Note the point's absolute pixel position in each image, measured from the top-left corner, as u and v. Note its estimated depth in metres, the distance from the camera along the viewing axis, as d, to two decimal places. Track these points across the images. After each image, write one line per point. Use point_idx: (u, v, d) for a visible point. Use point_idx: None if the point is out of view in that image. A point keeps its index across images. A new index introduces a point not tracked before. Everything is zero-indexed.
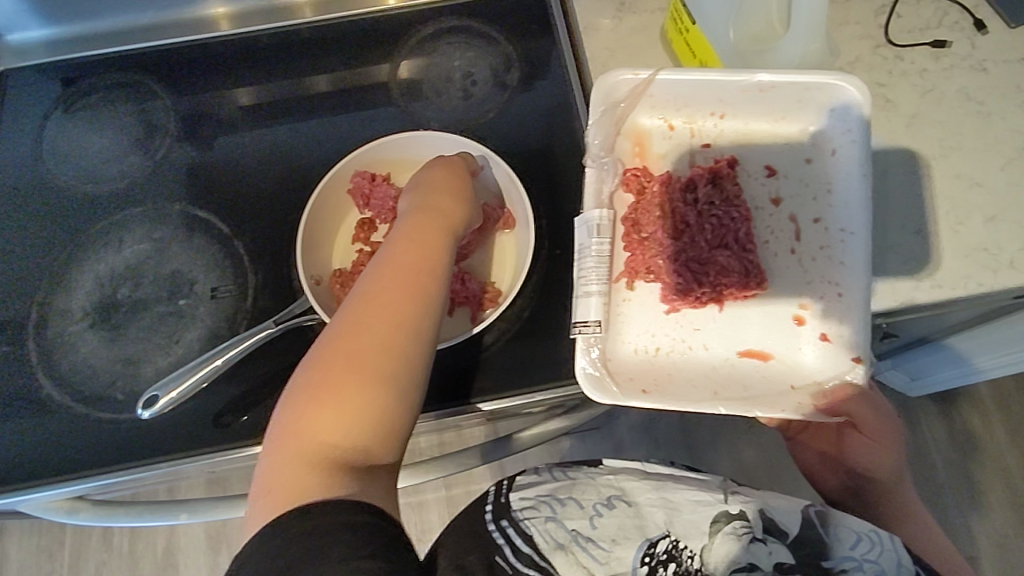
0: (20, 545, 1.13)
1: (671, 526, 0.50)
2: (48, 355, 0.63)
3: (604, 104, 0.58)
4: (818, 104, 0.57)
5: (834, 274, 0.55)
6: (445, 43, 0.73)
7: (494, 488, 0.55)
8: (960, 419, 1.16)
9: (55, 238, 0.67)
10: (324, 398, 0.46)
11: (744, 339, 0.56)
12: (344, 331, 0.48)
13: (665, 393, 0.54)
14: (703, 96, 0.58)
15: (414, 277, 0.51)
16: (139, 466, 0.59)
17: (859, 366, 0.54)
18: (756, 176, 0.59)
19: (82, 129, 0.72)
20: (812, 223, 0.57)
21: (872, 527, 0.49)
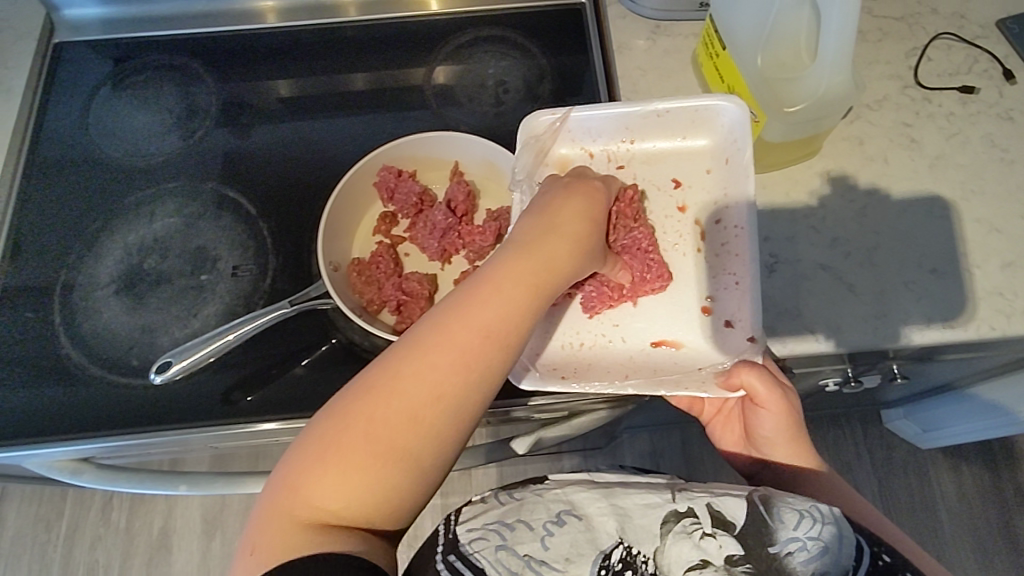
0: (19, 512, 1.14)
1: (624, 533, 0.43)
2: (71, 316, 0.65)
3: (526, 142, 0.59)
4: (708, 119, 0.59)
5: (731, 266, 0.57)
6: (482, 51, 0.76)
7: (443, 525, 0.47)
8: (970, 474, 1.13)
9: (92, 206, 0.70)
10: (344, 452, 0.41)
11: (655, 328, 0.58)
12: (387, 383, 0.42)
13: (584, 378, 0.55)
14: (611, 126, 0.60)
15: (488, 346, 0.44)
16: (143, 432, 0.60)
17: (755, 346, 0.53)
18: (664, 188, 0.61)
19: (129, 106, 0.75)
20: (713, 223, 0.59)
21: (811, 503, 0.44)
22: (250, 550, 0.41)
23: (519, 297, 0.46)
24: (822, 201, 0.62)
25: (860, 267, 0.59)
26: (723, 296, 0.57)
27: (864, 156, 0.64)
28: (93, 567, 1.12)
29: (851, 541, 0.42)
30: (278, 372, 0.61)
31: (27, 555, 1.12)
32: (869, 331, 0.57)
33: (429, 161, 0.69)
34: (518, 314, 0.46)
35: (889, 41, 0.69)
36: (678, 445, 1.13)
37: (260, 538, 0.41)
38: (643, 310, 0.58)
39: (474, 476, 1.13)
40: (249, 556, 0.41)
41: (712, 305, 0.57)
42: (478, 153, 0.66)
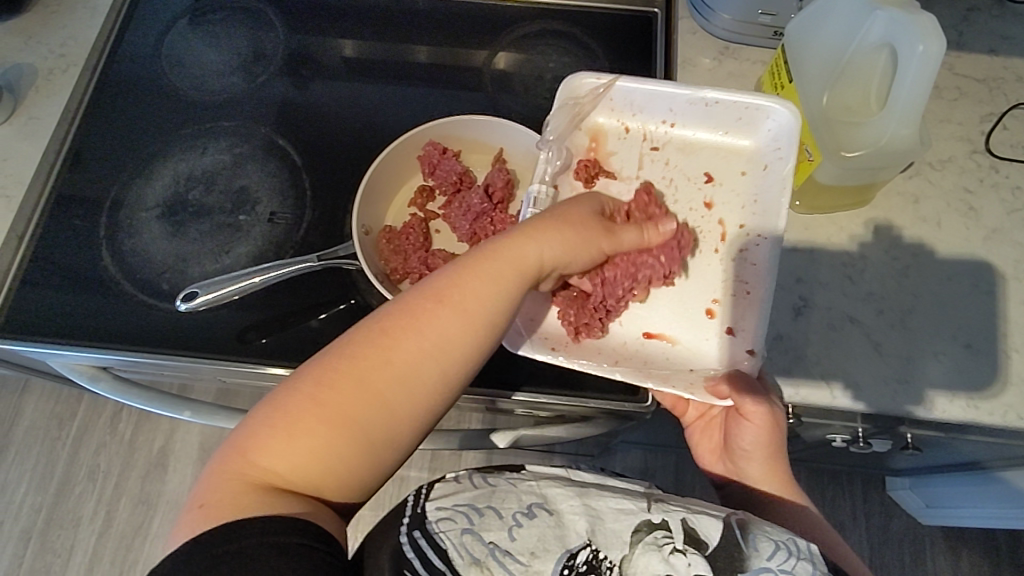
0: (35, 405, 1.20)
1: (593, 535, 0.43)
2: (115, 231, 0.68)
3: (565, 100, 0.59)
4: (757, 121, 0.59)
5: (744, 274, 0.58)
6: (547, 44, 0.76)
7: (411, 495, 0.47)
8: (968, 558, 1.10)
9: (151, 130, 0.73)
10: (302, 420, 0.44)
11: (652, 320, 0.58)
12: (358, 359, 0.45)
13: (574, 353, 0.55)
14: (655, 104, 0.60)
15: (461, 336, 0.47)
16: (161, 353, 0.62)
17: (752, 358, 0.54)
18: (693, 180, 0.61)
19: (201, 41, 0.78)
20: (737, 228, 0.59)
21: (789, 536, 0.44)
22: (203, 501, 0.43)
23: (488, 300, 0.48)
24: (863, 254, 0.61)
25: (890, 327, 0.58)
26: (731, 303, 0.57)
27: (916, 215, 0.62)
28: (93, 470, 1.17)
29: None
30: (296, 321, 0.63)
31: (36, 447, 1.18)
32: (887, 393, 0.56)
33: (475, 143, 0.69)
34: (487, 314, 0.48)
35: (966, 102, 0.66)
36: (671, 470, 1.12)
37: (214, 491, 0.43)
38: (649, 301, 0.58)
39: (465, 458, 1.14)
40: (202, 507, 0.43)
41: (718, 310, 0.58)
42: (524, 145, 0.67)
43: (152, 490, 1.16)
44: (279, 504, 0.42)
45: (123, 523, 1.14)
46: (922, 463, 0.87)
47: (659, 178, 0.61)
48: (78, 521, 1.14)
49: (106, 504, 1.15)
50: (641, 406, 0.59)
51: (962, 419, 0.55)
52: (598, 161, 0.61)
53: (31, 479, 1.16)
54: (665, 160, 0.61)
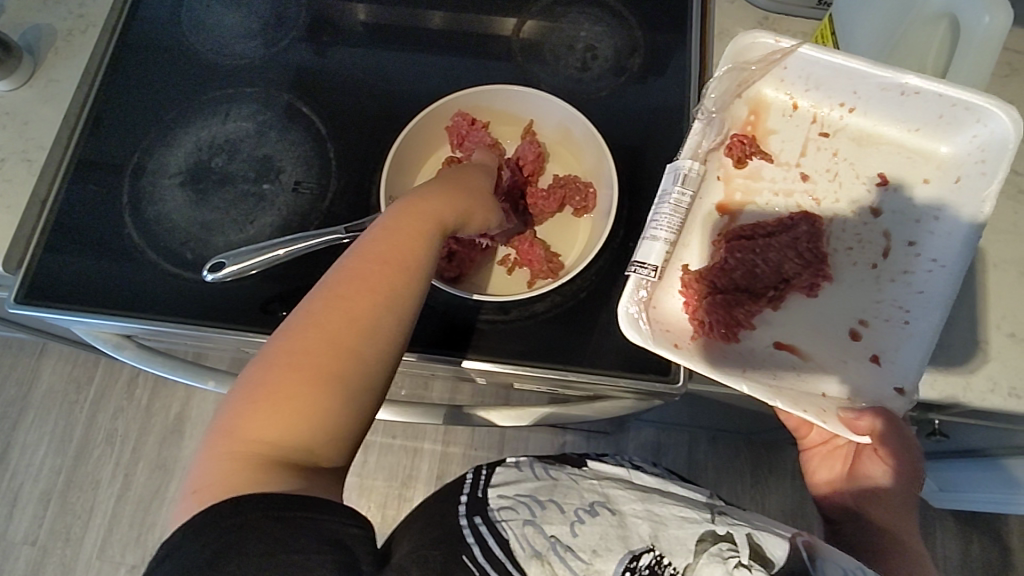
0: (53, 369, 1.21)
1: (655, 540, 0.45)
2: (137, 199, 0.67)
3: (734, 64, 0.55)
4: (961, 125, 0.53)
5: (905, 300, 0.53)
6: (578, 12, 0.73)
7: (472, 478, 0.53)
8: (979, 542, 1.10)
9: (172, 94, 0.71)
10: (266, 397, 0.42)
11: (782, 330, 0.54)
12: (302, 329, 0.44)
13: (696, 353, 0.52)
14: (842, 83, 0.55)
15: (389, 274, 0.47)
16: (185, 323, 0.62)
17: (900, 397, 0.51)
18: (864, 180, 0.56)
19: (220, 2, 0.76)
20: (905, 245, 0.54)
21: (860, 567, 0.44)
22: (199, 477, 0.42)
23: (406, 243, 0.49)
24: None
25: None
26: (881, 327, 0.53)
27: None
28: (111, 434, 1.18)
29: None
30: None
31: (55, 410, 1.20)
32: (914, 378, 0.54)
33: (503, 113, 0.67)
34: (410, 255, 0.48)
35: (1016, 80, 0.63)
36: (683, 448, 1.12)
37: (205, 474, 0.41)
38: (786, 314, 0.55)
39: (478, 432, 1.15)
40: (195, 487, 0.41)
41: (865, 332, 0.53)
42: (555, 117, 0.65)
43: (170, 455, 1.17)
44: (268, 479, 0.40)
45: (142, 486, 1.16)
46: (940, 449, 0.87)
47: (823, 169, 0.57)
48: (97, 484, 1.16)
49: (124, 467, 1.17)
50: (672, 387, 0.58)
51: (1003, 409, 0.54)
52: (755, 138, 0.57)
53: (50, 441, 1.18)
54: (834, 150, 0.57)
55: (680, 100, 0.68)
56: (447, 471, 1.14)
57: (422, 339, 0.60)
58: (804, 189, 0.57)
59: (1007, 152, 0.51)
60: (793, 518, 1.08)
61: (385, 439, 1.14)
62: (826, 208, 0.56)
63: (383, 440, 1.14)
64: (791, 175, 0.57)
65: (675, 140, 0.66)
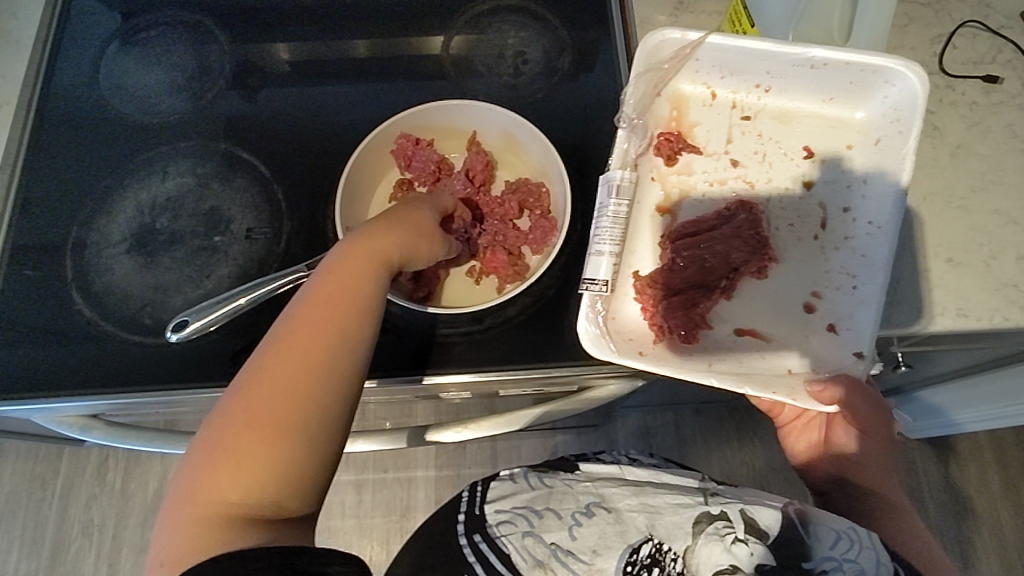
0: (13, 469, 1.15)
1: (653, 530, 0.45)
2: (83, 272, 0.64)
3: (647, 65, 0.57)
4: (870, 88, 0.56)
5: (852, 267, 0.56)
6: (501, 21, 0.75)
7: (470, 496, 0.54)
8: (956, 464, 1.16)
9: (104, 161, 0.69)
10: (228, 455, 0.41)
11: (741, 319, 0.57)
12: (260, 381, 0.43)
13: (661, 356, 0.54)
14: (753, 67, 0.57)
15: (337, 314, 0.46)
16: (155, 390, 0.60)
17: (860, 362, 0.53)
18: (792, 156, 0.59)
19: (140, 61, 0.74)
20: (840, 213, 0.57)
21: (851, 525, 0.42)
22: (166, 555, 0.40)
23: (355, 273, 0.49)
24: None
25: None
26: (833, 296, 0.56)
27: None
28: (88, 525, 1.13)
29: (890, 570, 0.39)
30: None
31: (22, 512, 1.13)
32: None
33: (446, 129, 0.68)
34: (358, 293, 0.48)
35: (915, 27, 0.68)
36: (670, 428, 1.15)
37: (172, 543, 0.40)
38: (741, 302, 0.57)
39: (468, 449, 1.14)
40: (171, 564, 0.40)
41: (818, 304, 0.56)
42: (497, 125, 0.66)
43: (153, 535, 1.12)
44: (235, 539, 0.39)
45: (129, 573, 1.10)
46: (906, 381, 0.91)
47: (751, 153, 0.59)
48: None
49: (107, 558, 1.11)
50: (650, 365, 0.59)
51: (956, 330, 0.57)
52: (681, 132, 0.60)
53: (21, 547, 1.11)
54: (757, 132, 0.59)
55: (613, 90, 0.70)
56: (444, 495, 1.12)
57: (405, 364, 0.60)
58: (736, 175, 0.59)
59: (918, 107, 0.54)
60: (785, 475, 1.11)
61: (377, 475, 1.12)
62: (761, 190, 0.58)
63: (375, 476, 1.12)
64: (722, 164, 0.59)
65: (614, 129, 0.68)
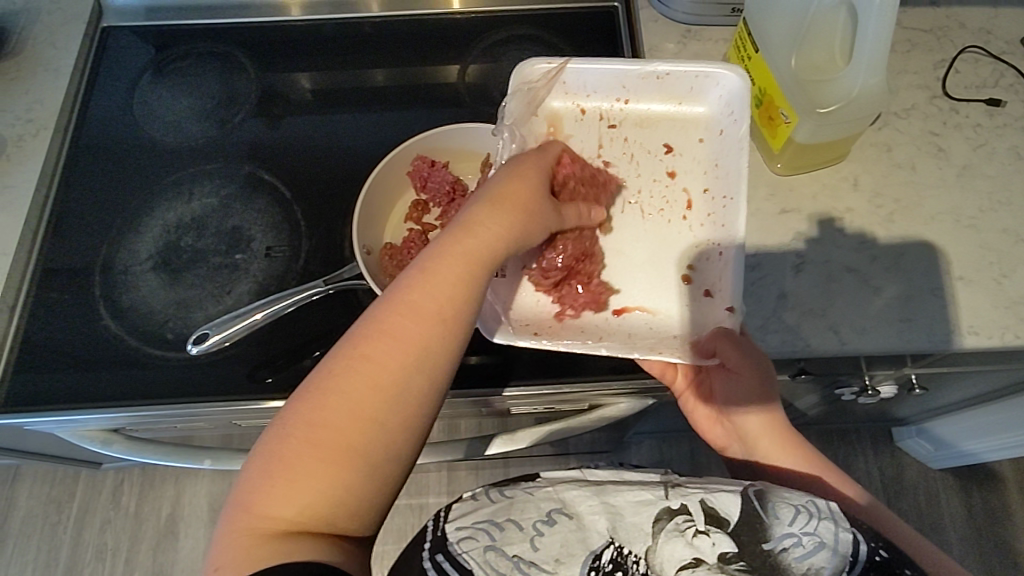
0: (30, 493, 1.16)
1: (615, 532, 0.42)
2: (111, 289, 0.66)
3: (519, 87, 0.58)
4: (708, 89, 0.59)
5: (716, 236, 0.58)
6: (515, 49, 0.78)
7: (431, 523, 0.47)
8: (981, 494, 1.13)
9: (133, 183, 0.72)
10: (292, 468, 0.40)
11: (624, 297, 0.58)
12: (330, 388, 0.41)
13: (555, 336, 0.56)
14: (609, 81, 0.59)
15: (423, 332, 0.43)
16: (175, 403, 0.61)
17: (733, 315, 0.54)
18: (653, 153, 0.61)
19: (170, 90, 0.78)
20: (702, 194, 0.59)
21: (809, 498, 0.43)
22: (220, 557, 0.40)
23: (452, 285, 0.45)
24: (849, 206, 0.62)
25: (884, 271, 0.59)
26: (704, 264, 0.58)
27: (890, 162, 0.64)
28: (100, 549, 1.13)
29: (847, 536, 0.41)
30: (303, 352, 0.63)
31: (36, 535, 1.14)
32: (876, 335, 0.57)
33: (461, 153, 0.70)
34: (446, 307, 0.44)
35: (918, 52, 0.69)
36: (685, 455, 1.14)
37: (226, 549, 0.39)
38: (621, 274, 0.59)
39: (481, 475, 1.14)
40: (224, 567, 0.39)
41: (693, 273, 0.58)
42: None
43: (165, 560, 1.12)
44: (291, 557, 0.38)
45: None
46: (923, 406, 0.90)
47: (620, 156, 0.61)
48: None
49: None
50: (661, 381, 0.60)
51: (969, 348, 0.56)
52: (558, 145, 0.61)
53: (33, 571, 1.11)
54: (624, 137, 0.61)
55: None
56: None
57: None
58: (609, 175, 0.61)
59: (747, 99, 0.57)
60: None
61: None
62: (631, 185, 0.61)
63: None
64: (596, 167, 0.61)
65: None
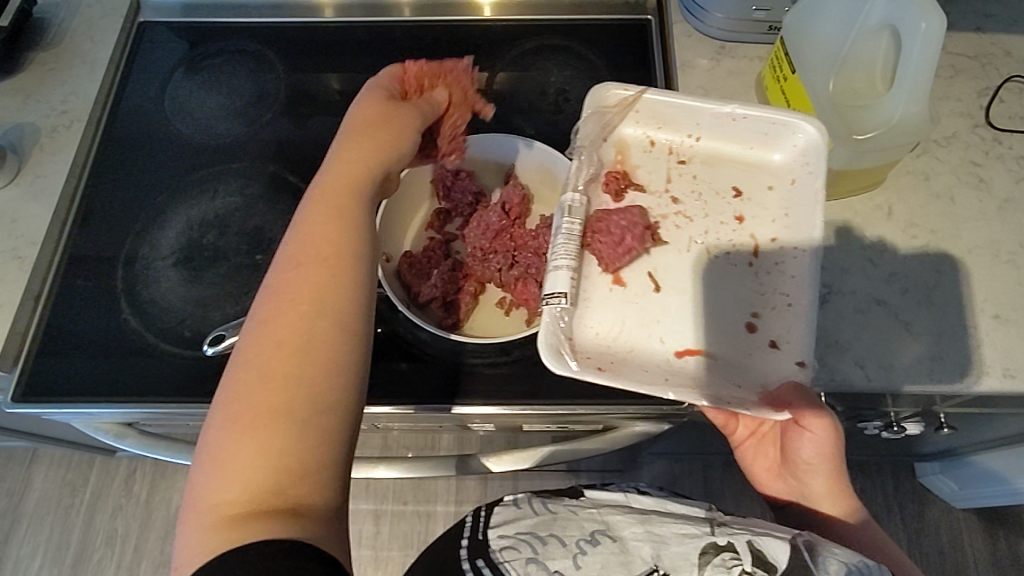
0: (46, 475, 1.18)
1: (659, 560, 0.41)
2: (132, 284, 0.67)
3: (595, 108, 0.58)
4: (784, 137, 0.58)
5: (784, 286, 0.55)
6: (545, 59, 0.77)
7: (471, 521, 0.48)
8: (1005, 537, 1.09)
9: (160, 179, 0.73)
10: (230, 447, 0.40)
11: (686, 339, 0.54)
12: (246, 366, 0.43)
13: (619, 373, 0.51)
14: (682, 116, 0.59)
15: (312, 285, 0.45)
16: (189, 401, 0.61)
17: (803, 370, 0.52)
18: (723, 195, 0.59)
19: (200, 87, 0.78)
20: (770, 241, 0.56)
21: (858, 559, 0.42)
22: (185, 560, 0.39)
23: (334, 242, 0.47)
24: (882, 235, 0.60)
25: (917, 305, 0.57)
26: (771, 315, 0.54)
27: (927, 192, 0.62)
28: (110, 536, 1.14)
29: None
30: None
31: (49, 518, 1.15)
32: (905, 371, 0.55)
33: (485, 162, 0.69)
34: (329, 258, 0.46)
35: (961, 79, 0.67)
36: (698, 476, 1.12)
37: (190, 545, 0.39)
38: (683, 318, 0.55)
39: (490, 486, 1.13)
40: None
41: (758, 323, 0.54)
42: (536, 160, 0.67)
43: (173, 550, 1.13)
44: (251, 532, 0.37)
45: None
46: (950, 443, 0.87)
47: (688, 192, 0.59)
48: None
49: (126, 570, 1.12)
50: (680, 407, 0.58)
51: (1003, 391, 0.54)
52: (625, 173, 0.60)
53: (45, 553, 1.13)
54: (692, 174, 0.60)
55: None
56: None
57: (422, 389, 0.60)
58: (675, 212, 0.59)
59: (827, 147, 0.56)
60: None
61: (397, 506, 1.12)
62: (698, 223, 0.58)
63: (394, 507, 1.11)
64: (663, 201, 0.59)
65: None
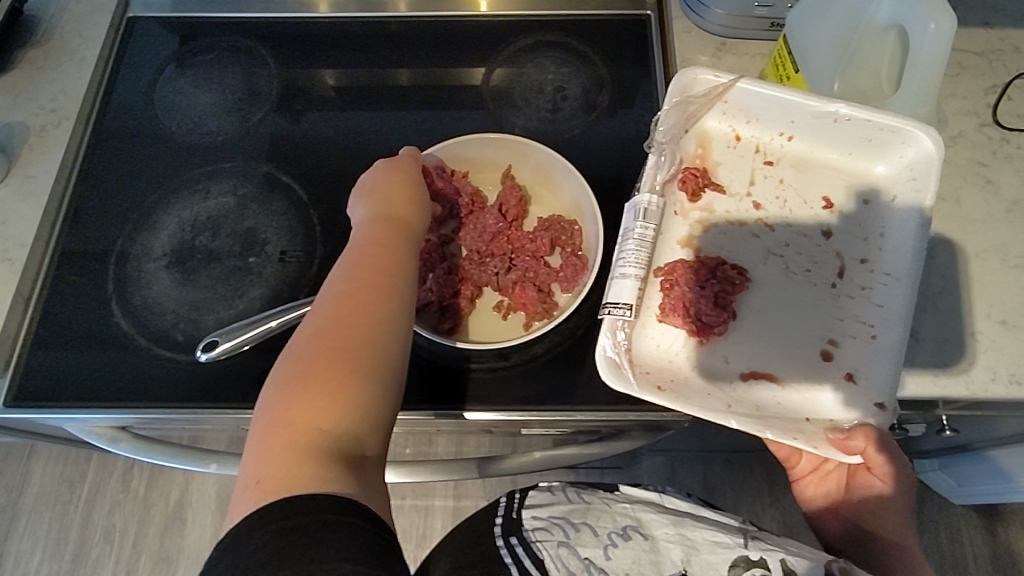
0: (43, 470, 1.18)
1: (688, 565, 0.45)
2: (124, 287, 0.66)
3: (680, 97, 0.58)
4: (889, 147, 0.55)
5: (867, 315, 0.54)
6: (542, 55, 0.75)
7: (506, 500, 0.55)
8: (1004, 532, 1.09)
9: (152, 179, 0.71)
10: (312, 390, 0.44)
11: (757, 359, 0.54)
12: (327, 328, 0.47)
13: (678, 394, 0.51)
14: (780, 113, 0.58)
15: (383, 276, 0.51)
16: (182, 406, 0.60)
17: (881, 413, 0.51)
18: (811, 205, 0.58)
19: (191, 83, 0.77)
20: (858, 262, 0.56)
21: None
22: (252, 484, 0.41)
23: (401, 248, 0.53)
24: None
25: (922, 310, 0.56)
26: (850, 344, 0.54)
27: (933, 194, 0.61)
28: (109, 531, 1.14)
29: None
30: None
31: (48, 513, 1.15)
32: (910, 379, 0.54)
33: (480, 162, 0.68)
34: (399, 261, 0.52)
35: (968, 76, 0.66)
36: (696, 472, 1.11)
37: (261, 473, 0.41)
38: (752, 340, 0.55)
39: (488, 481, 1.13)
40: (256, 498, 0.40)
41: (836, 352, 0.54)
42: (534, 160, 0.66)
43: (171, 546, 1.13)
44: (321, 474, 0.41)
45: None
46: (951, 443, 0.87)
47: (772, 197, 0.59)
48: None
49: (125, 565, 1.12)
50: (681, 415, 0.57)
51: (1008, 397, 0.53)
52: (705, 171, 0.59)
53: (44, 549, 1.13)
54: (778, 177, 0.59)
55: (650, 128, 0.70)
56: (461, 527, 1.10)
57: (418, 395, 0.59)
58: (756, 217, 0.58)
59: (934, 169, 0.54)
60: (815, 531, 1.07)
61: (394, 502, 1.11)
62: (778, 233, 0.58)
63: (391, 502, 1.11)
64: (743, 205, 0.58)
65: None
